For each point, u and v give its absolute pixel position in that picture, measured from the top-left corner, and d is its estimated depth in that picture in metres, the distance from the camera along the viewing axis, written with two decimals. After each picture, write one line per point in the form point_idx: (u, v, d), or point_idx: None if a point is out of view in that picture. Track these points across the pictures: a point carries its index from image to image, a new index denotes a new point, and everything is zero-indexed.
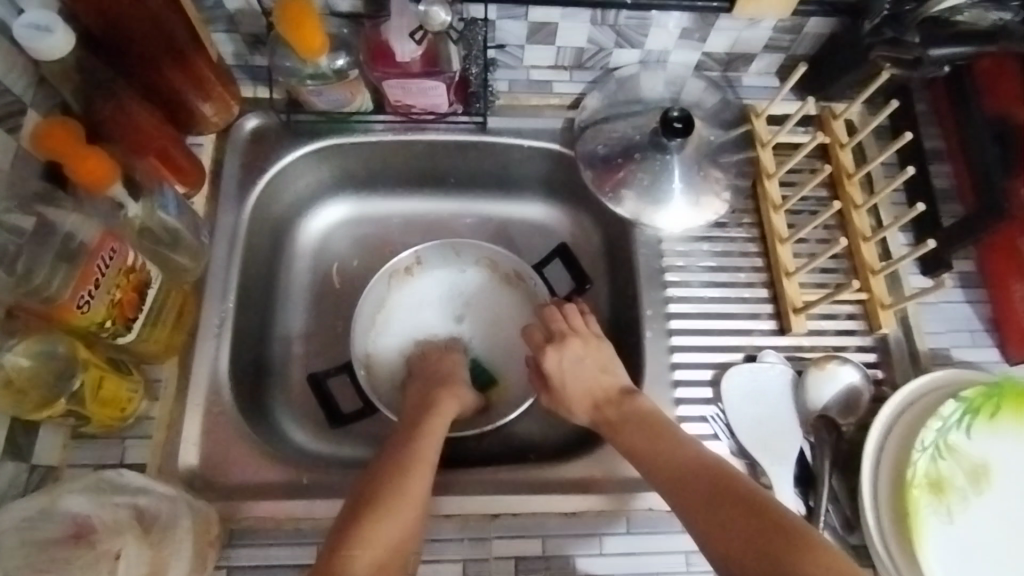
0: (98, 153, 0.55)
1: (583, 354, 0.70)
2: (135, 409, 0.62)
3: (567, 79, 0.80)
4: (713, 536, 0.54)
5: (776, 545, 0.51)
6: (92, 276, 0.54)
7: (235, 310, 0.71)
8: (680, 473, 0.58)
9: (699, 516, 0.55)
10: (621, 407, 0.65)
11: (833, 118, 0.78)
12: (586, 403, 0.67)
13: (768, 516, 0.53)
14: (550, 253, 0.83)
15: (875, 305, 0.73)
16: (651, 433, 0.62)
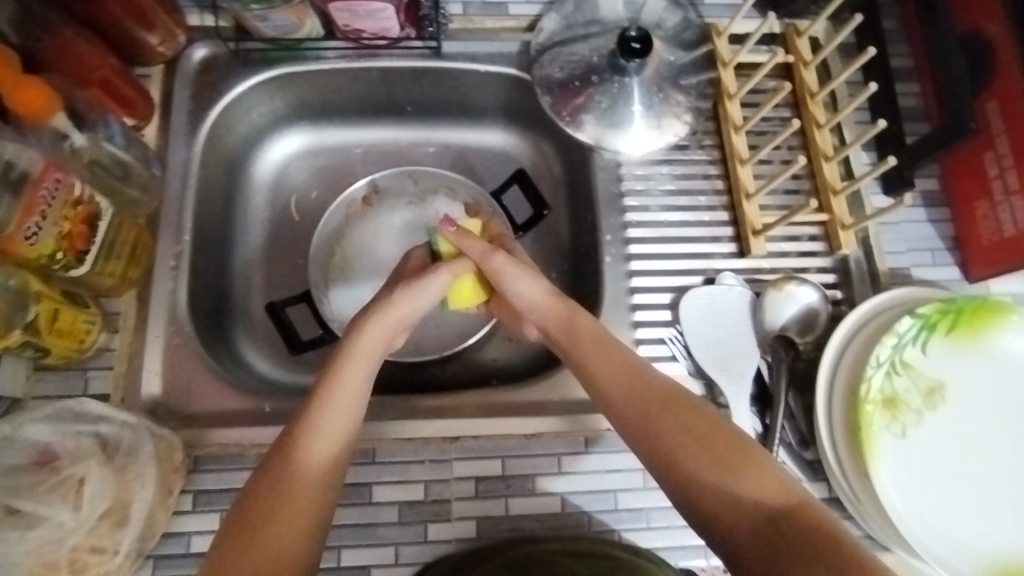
0: (37, 83, 0.54)
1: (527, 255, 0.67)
2: (95, 341, 0.63)
3: (524, 1, 0.78)
4: (655, 441, 0.55)
5: (718, 454, 0.53)
6: (37, 208, 0.53)
7: (192, 244, 0.71)
8: (617, 377, 0.58)
9: (641, 431, 0.56)
10: (567, 311, 0.62)
11: (798, 35, 0.76)
12: (536, 284, 0.64)
13: (709, 422, 0.54)
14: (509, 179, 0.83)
15: (836, 225, 0.73)
16: (594, 346, 0.59)
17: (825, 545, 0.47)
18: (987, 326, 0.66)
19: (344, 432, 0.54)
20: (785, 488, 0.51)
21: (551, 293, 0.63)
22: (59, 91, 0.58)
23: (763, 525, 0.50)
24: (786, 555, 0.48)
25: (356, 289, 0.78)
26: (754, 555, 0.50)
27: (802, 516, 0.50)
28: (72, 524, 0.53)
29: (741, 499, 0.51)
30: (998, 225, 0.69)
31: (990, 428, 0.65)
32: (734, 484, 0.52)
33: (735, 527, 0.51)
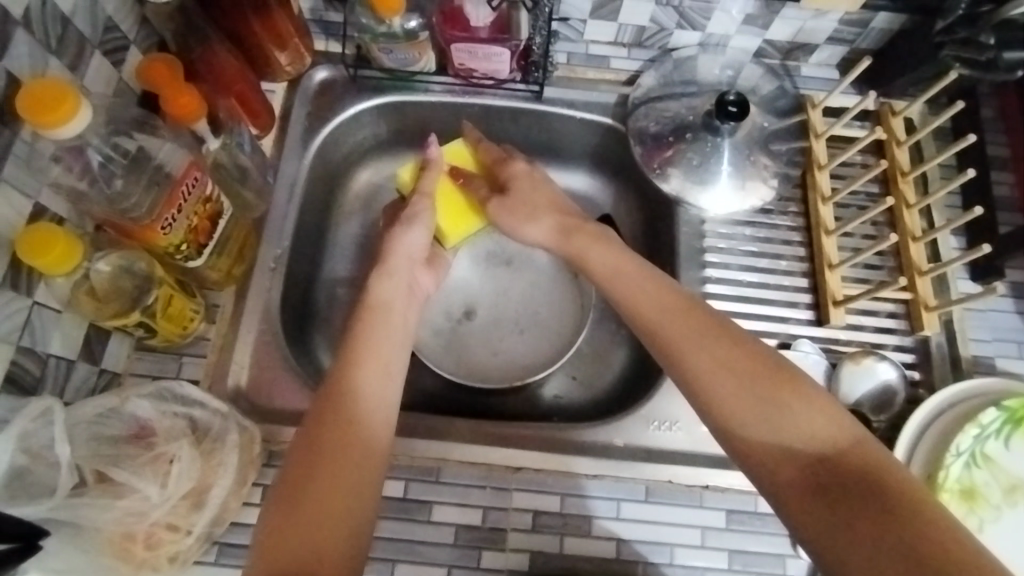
0: (193, 92, 0.60)
1: (531, 183, 0.73)
2: (195, 329, 0.68)
3: (625, 56, 0.82)
4: (699, 368, 0.54)
5: (761, 383, 0.52)
6: (176, 201, 0.58)
7: (290, 249, 0.75)
8: (658, 306, 0.59)
9: (679, 356, 0.55)
10: (590, 240, 0.67)
11: (893, 115, 0.77)
12: (546, 219, 0.70)
13: (749, 351, 0.54)
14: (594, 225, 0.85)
15: (919, 305, 0.72)
16: (636, 282, 0.61)
17: (882, 487, 0.47)
18: None
19: (383, 393, 0.56)
20: (835, 420, 0.51)
21: (561, 228, 0.69)
22: (205, 100, 0.64)
23: (811, 462, 0.49)
24: (841, 498, 0.47)
25: (433, 320, 0.81)
26: (805, 497, 0.49)
27: (853, 453, 0.49)
28: (157, 500, 0.56)
29: (788, 438, 0.51)
30: None
31: None
32: (780, 419, 0.51)
33: (782, 465, 0.50)
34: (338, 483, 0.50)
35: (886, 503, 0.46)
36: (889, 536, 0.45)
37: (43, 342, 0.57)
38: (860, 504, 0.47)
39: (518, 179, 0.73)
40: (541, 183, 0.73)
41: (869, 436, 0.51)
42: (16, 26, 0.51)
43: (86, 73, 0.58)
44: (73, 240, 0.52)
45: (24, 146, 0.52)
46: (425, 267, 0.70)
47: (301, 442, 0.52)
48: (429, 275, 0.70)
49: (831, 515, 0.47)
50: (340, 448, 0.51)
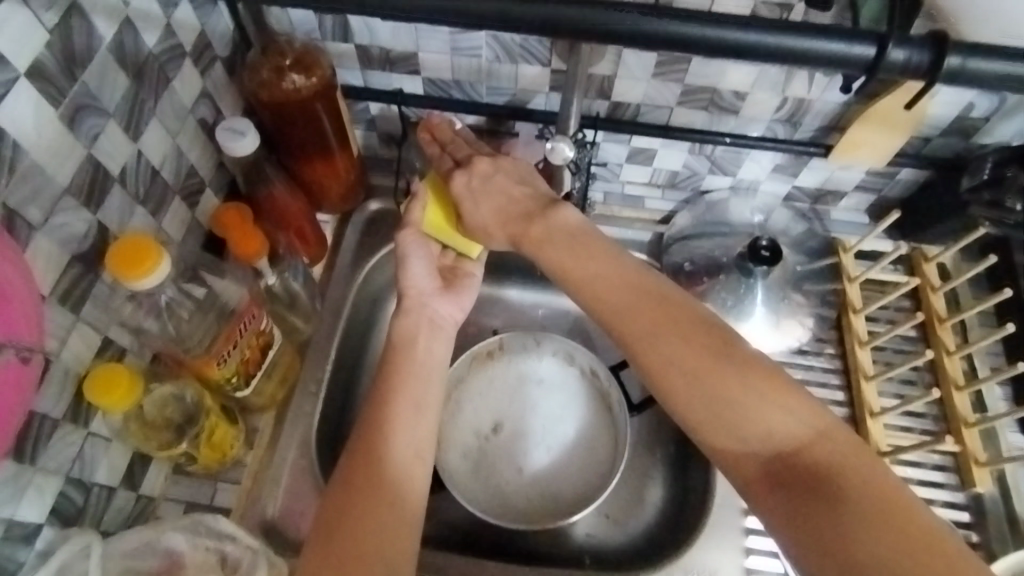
0: (258, 233, 0.65)
1: (492, 171, 0.67)
2: (233, 455, 0.69)
3: (659, 196, 0.86)
4: (652, 364, 0.55)
5: (719, 379, 0.52)
6: (233, 337, 0.62)
7: (332, 373, 0.77)
8: (609, 295, 0.58)
9: (636, 350, 0.56)
10: (545, 227, 0.63)
11: (926, 261, 0.79)
12: (499, 229, 0.66)
13: (706, 344, 0.54)
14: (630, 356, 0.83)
15: (969, 460, 0.70)
16: (592, 270, 0.60)
17: (850, 487, 0.47)
18: None
19: (418, 435, 0.57)
20: (799, 414, 0.51)
21: (511, 234, 0.65)
22: (268, 239, 0.69)
23: (774, 461, 0.50)
24: (809, 497, 0.48)
25: (463, 444, 0.80)
26: (766, 493, 0.50)
27: (815, 450, 0.49)
28: None
29: (745, 435, 0.51)
30: None
31: None
32: (734, 417, 0.51)
33: (746, 462, 0.51)
34: (370, 520, 0.51)
35: (853, 503, 0.46)
36: (859, 537, 0.45)
37: (90, 471, 0.59)
38: (829, 506, 0.47)
39: (463, 195, 0.67)
40: (488, 188, 0.66)
41: (836, 427, 0.50)
42: (112, 183, 0.57)
43: (165, 218, 0.64)
44: (136, 378, 0.56)
45: (104, 289, 0.57)
46: (442, 294, 0.67)
47: (335, 485, 0.53)
48: (447, 302, 0.67)
49: (798, 513, 0.48)
50: (368, 480, 0.53)
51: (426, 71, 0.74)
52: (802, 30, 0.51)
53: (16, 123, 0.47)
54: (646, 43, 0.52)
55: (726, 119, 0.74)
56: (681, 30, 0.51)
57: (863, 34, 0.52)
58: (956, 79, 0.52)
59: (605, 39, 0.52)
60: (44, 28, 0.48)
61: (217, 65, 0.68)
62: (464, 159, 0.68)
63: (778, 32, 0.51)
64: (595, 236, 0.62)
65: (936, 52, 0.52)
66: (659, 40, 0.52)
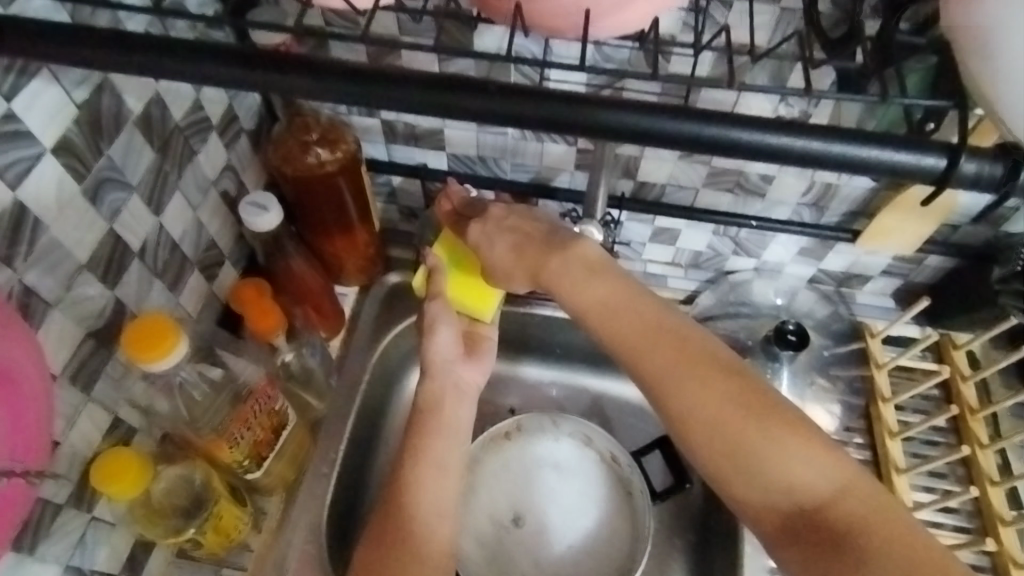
0: (275, 308, 0.64)
1: (503, 215, 0.64)
2: (240, 539, 0.66)
3: (681, 275, 0.86)
4: (678, 411, 0.54)
5: (744, 431, 0.52)
6: (247, 419, 0.60)
7: (345, 452, 0.74)
8: (634, 338, 0.56)
9: (660, 394, 0.54)
10: (559, 264, 0.60)
11: (955, 348, 0.78)
12: (516, 268, 0.62)
13: (736, 393, 0.53)
14: (650, 442, 0.81)
15: (1007, 560, 0.68)
16: (616, 309, 0.57)
17: (873, 545, 0.48)
18: None
19: (444, 501, 0.59)
20: (823, 466, 0.51)
21: (529, 271, 0.62)
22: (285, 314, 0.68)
23: (797, 514, 0.51)
24: (833, 550, 0.49)
25: (477, 529, 0.77)
26: (788, 543, 0.51)
27: (838, 506, 0.50)
28: None
29: (769, 486, 0.52)
30: None
31: None
32: (758, 469, 0.52)
33: (768, 513, 0.52)
34: None
35: (876, 562, 0.47)
36: None
37: (91, 558, 0.56)
38: (853, 564, 0.48)
39: (483, 241, 0.64)
40: (505, 232, 0.63)
41: (861, 479, 0.51)
42: (131, 257, 0.56)
43: (183, 293, 0.63)
44: (145, 462, 0.53)
45: (117, 366, 0.55)
46: (465, 359, 0.68)
47: (366, 551, 0.55)
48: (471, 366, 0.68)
49: (821, 566, 0.49)
50: (397, 547, 0.55)
51: (451, 147, 0.74)
52: (851, 135, 0.39)
53: (38, 199, 0.47)
54: (667, 143, 0.40)
55: (752, 202, 0.74)
56: (701, 128, 0.39)
57: (928, 141, 0.40)
58: (1021, 188, 0.41)
59: (609, 135, 0.40)
60: (73, 103, 0.48)
61: (242, 138, 0.68)
62: (476, 210, 0.66)
63: (838, 137, 0.39)
64: (612, 269, 0.59)
65: (1003, 160, 0.41)
66: (675, 137, 0.40)
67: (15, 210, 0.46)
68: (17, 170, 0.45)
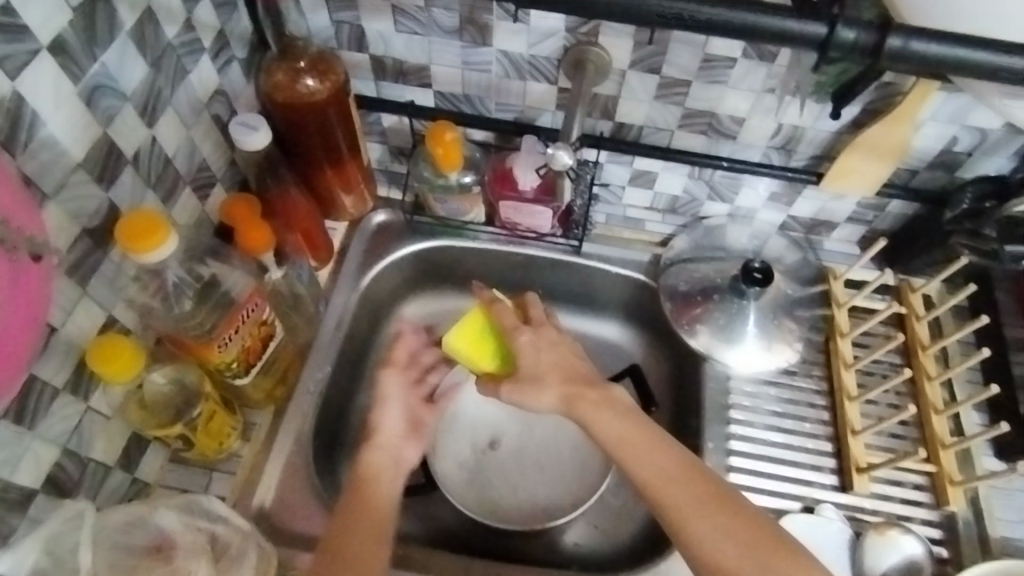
0: (264, 227, 0.67)
1: (552, 338, 0.71)
2: (229, 446, 0.70)
3: (659, 220, 0.88)
4: (697, 535, 0.58)
5: (760, 554, 0.56)
6: (235, 323, 0.64)
7: (331, 375, 0.79)
8: (660, 473, 0.61)
9: (681, 518, 0.58)
10: (596, 396, 0.66)
11: (913, 291, 0.81)
12: (554, 386, 0.68)
13: (745, 518, 0.58)
14: (623, 371, 0.87)
15: (944, 479, 0.72)
16: (638, 434, 0.63)
17: None
18: None
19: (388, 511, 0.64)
20: None
21: (567, 398, 0.67)
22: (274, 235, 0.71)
23: None
24: None
25: (456, 449, 0.82)
26: None
27: None
28: None
29: None
30: None
31: None
32: None
33: None
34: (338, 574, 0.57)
35: None
36: None
37: (87, 446, 0.60)
38: None
39: (528, 354, 0.70)
40: (554, 352, 0.70)
41: None
42: (125, 165, 0.59)
43: (175, 206, 0.67)
44: (139, 351, 0.58)
45: (112, 265, 0.59)
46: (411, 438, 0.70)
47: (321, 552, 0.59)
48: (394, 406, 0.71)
49: None
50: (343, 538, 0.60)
51: (437, 84, 0.77)
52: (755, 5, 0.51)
53: (36, 93, 0.50)
54: (616, 16, 0.52)
55: (725, 144, 0.77)
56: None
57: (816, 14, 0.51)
58: (896, 56, 0.50)
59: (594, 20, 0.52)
60: (68, 8, 0.50)
61: (234, 65, 0.71)
62: (535, 320, 0.73)
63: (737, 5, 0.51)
64: (631, 409, 0.66)
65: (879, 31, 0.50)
66: (626, 11, 0.51)
67: (14, 101, 0.48)
68: (16, 62, 0.48)
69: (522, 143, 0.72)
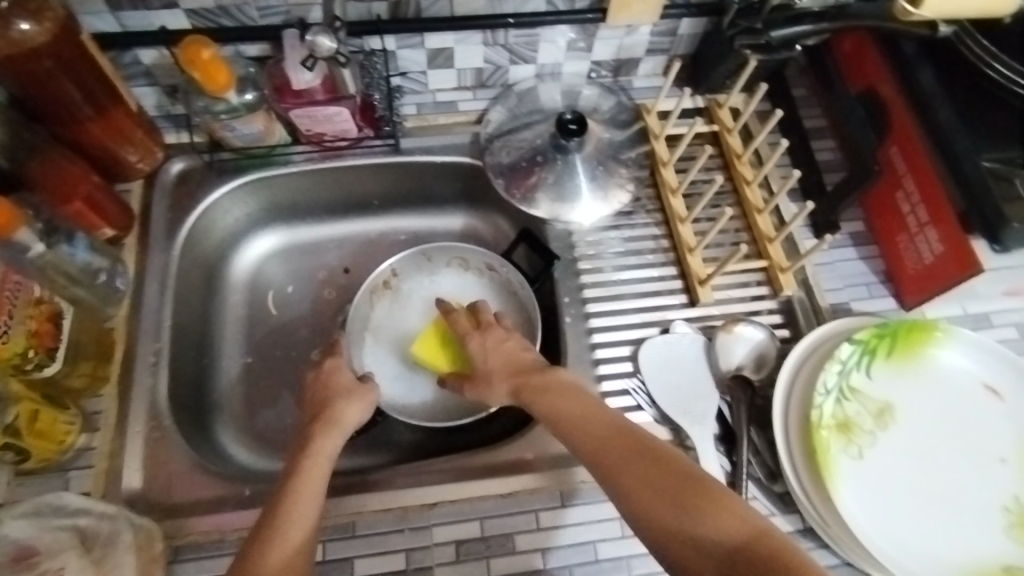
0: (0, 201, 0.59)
1: (504, 337, 0.69)
2: (74, 442, 0.66)
3: (471, 98, 0.87)
4: (615, 477, 0.56)
5: (676, 491, 0.53)
6: (3, 306, 0.59)
7: (171, 343, 0.75)
8: (584, 425, 0.59)
9: (598, 463, 0.57)
10: (533, 371, 0.65)
11: (719, 107, 0.85)
12: (501, 382, 0.67)
13: (662, 459, 0.55)
14: (516, 239, 0.84)
15: (776, 270, 0.78)
16: (565, 398, 0.62)
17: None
18: (925, 346, 0.70)
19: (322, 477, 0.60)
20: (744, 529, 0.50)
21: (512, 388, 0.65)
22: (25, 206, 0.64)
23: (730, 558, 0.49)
24: None
25: (390, 370, 0.83)
26: None
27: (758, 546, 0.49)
28: None
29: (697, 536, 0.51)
30: (917, 254, 0.74)
31: (945, 443, 0.68)
32: (689, 522, 0.52)
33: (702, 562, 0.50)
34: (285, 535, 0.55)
35: None
36: None
37: None
38: None
39: (478, 356, 0.69)
40: (501, 349, 0.68)
41: (769, 531, 0.50)
42: None
43: None
44: None
45: None
46: (349, 397, 0.68)
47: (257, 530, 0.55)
48: (353, 405, 0.68)
49: None
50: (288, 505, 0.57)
51: (184, 2, 0.69)
52: None
53: None
54: None
55: (505, 1, 0.75)
56: None
57: None
58: None
59: None
60: None
61: None
62: (484, 323, 0.72)
63: None
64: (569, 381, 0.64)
65: None
66: None
67: None
68: None
69: (283, 41, 0.68)
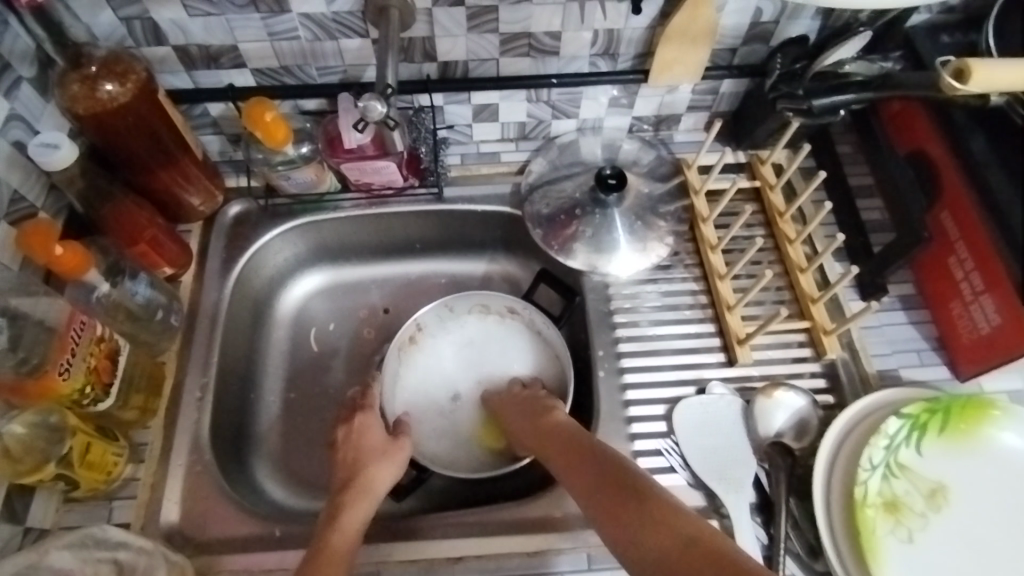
0: (73, 246, 0.63)
1: (524, 396, 0.77)
2: (121, 472, 0.69)
3: (514, 149, 0.89)
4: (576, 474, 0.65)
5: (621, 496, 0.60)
6: (69, 346, 0.61)
7: (217, 380, 0.78)
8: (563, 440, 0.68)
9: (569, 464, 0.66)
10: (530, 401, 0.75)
11: (761, 163, 0.85)
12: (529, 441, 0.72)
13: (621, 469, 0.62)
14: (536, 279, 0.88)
15: (819, 331, 0.76)
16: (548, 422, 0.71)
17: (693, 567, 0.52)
18: (982, 424, 0.66)
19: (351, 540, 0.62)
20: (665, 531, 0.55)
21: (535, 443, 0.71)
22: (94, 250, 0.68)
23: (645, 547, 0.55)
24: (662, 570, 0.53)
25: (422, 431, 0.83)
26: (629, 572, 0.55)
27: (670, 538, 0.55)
28: None
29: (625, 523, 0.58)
30: (973, 322, 0.71)
31: (1004, 531, 0.63)
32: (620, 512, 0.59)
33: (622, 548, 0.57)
34: None
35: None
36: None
37: None
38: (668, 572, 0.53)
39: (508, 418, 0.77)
40: (524, 407, 0.75)
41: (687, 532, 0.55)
42: None
43: None
44: None
45: None
46: (381, 459, 0.71)
47: None
48: (382, 468, 0.70)
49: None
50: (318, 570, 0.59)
51: (251, 62, 0.74)
52: None
53: None
54: None
55: (550, 61, 0.78)
56: None
57: None
58: None
59: None
60: None
61: (25, 86, 0.67)
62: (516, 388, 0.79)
63: None
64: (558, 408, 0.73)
65: None
66: None
67: None
68: None
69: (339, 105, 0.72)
